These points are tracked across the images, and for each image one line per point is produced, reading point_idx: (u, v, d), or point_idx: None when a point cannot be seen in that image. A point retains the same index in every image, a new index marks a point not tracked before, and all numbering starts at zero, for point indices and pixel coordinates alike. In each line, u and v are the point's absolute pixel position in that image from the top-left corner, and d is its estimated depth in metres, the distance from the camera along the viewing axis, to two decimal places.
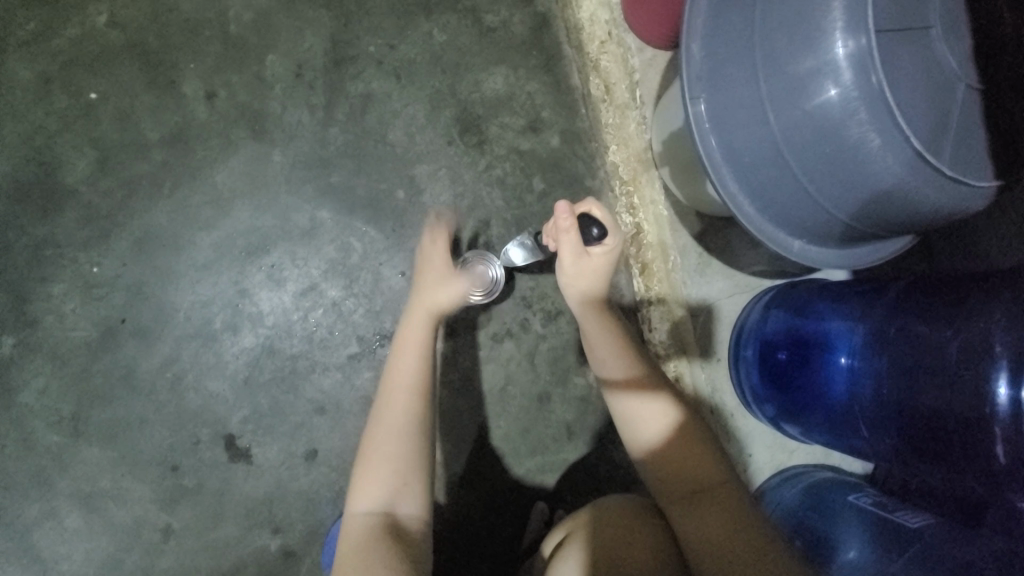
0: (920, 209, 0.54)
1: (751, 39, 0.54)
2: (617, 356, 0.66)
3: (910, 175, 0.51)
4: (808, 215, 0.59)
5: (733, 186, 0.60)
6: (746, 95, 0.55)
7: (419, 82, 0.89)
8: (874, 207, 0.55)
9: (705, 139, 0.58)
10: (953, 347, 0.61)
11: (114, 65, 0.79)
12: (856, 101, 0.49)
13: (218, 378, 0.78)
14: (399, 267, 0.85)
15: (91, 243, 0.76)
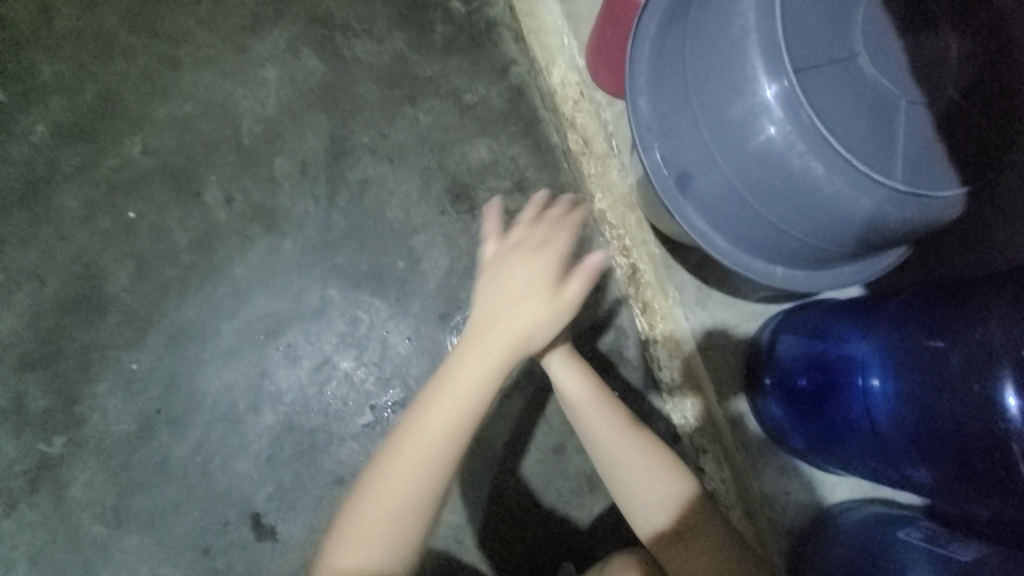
0: (887, 224, 0.54)
1: (688, 91, 0.58)
2: (592, 408, 0.71)
3: (863, 197, 0.52)
4: (779, 243, 0.60)
5: (700, 224, 0.62)
6: (693, 141, 0.59)
7: (410, 162, 0.98)
8: (839, 228, 0.55)
9: (664, 184, 0.62)
10: (955, 357, 0.60)
11: (149, 186, 0.92)
12: (793, 135, 0.51)
13: (243, 458, 0.83)
14: (406, 333, 0.90)
15: (130, 342, 0.85)
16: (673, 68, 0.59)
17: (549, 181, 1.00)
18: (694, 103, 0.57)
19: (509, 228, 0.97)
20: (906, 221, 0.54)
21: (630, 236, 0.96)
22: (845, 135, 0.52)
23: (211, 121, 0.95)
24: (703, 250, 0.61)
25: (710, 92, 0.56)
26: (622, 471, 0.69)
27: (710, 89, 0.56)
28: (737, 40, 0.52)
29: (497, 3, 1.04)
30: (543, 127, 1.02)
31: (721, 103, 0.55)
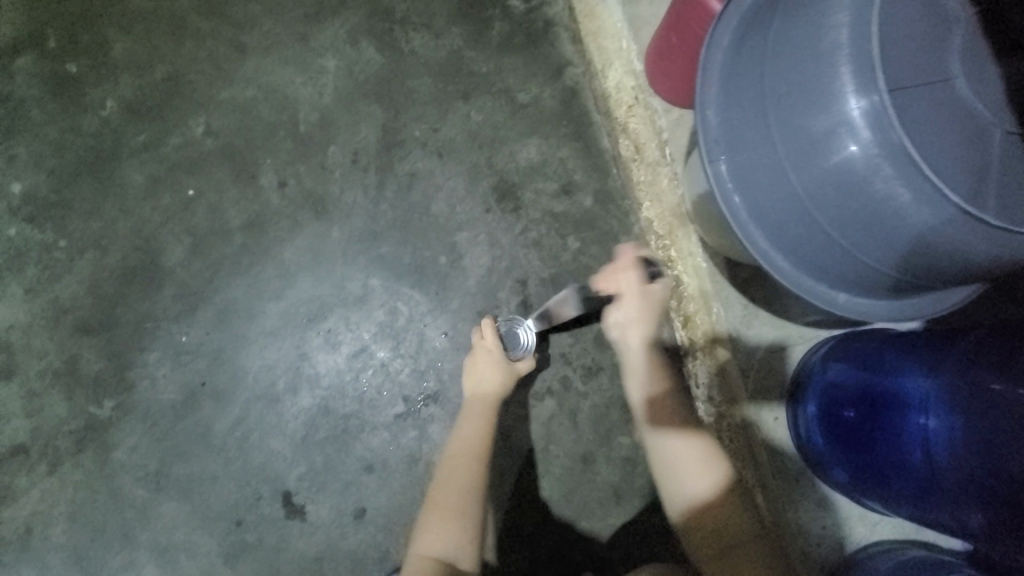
0: (971, 259, 0.51)
1: (765, 104, 0.56)
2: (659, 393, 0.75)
3: (950, 229, 0.49)
4: (847, 269, 0.58)
5: (763, 243, 0.61)
6: (765, 157, 0.57)
7: (459, 158, 0.98)
8: (917, 259, 0.53)
9: (729, 200, 0.60)
10: None
11: (208, 166, 0.95)
12: (879, 158, 0.49)
13: (279, 437, 0.85)
14: (443, 328, 0.90)
15: (181, 315, 0.88)
16: (750, 80, 0.57)
17: (596, 185, 0.99)
18: (770, 118, 0.55)
19: (553, 231, 0.96)
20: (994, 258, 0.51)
21: (676, 247, 0.94)
22: (934, 161, 0.49)
23: (270, 106, 0.97)
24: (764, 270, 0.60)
25: (789, 107, 0.53)
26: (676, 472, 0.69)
27: (789, 104, 0.53)
28: (826, 54, 0.50)
29: (557, 3, 1.03)
30: (594, 131, 1.01)
31: (801, 119, 0.53)
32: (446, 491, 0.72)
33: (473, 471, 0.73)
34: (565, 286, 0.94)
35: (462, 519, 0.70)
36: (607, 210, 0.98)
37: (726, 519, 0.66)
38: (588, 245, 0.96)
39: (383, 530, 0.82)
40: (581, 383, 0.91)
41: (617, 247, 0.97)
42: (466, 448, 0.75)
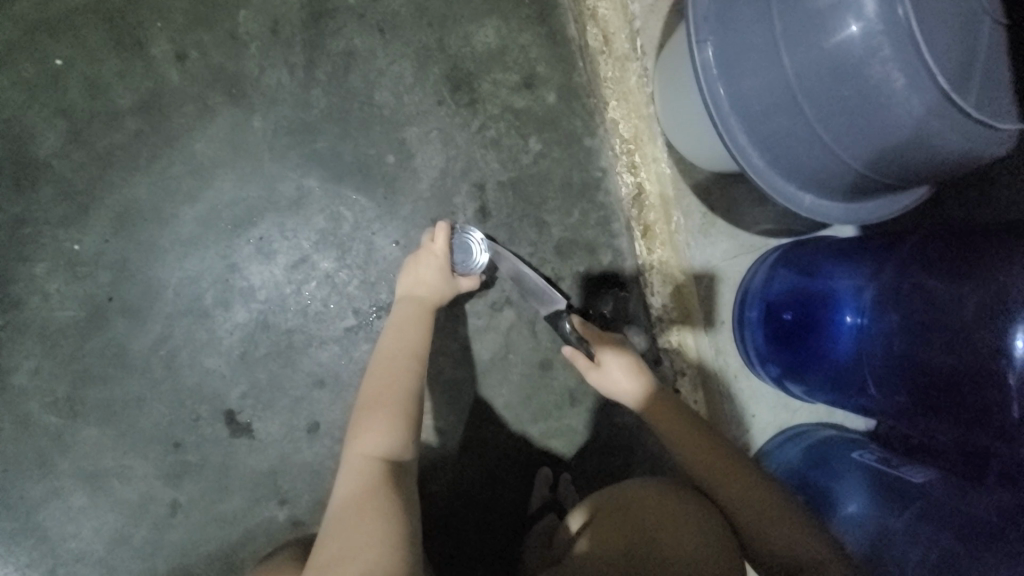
0: (942, 155, 0.51)
1: None
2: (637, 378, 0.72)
3: (932, 118, 0.48)
4: (821, 167, 0.56)
5: (741, 138, 0.57)
6: (758, 35, 0.52)
7: (404, 37, 0.84)
8: (892, 154, 0.52)
9: (713, 88, 0.55)
10: (967, 305, 0.63)
11: (76, 27, 0.74)
12: (879, 35, 0.47)
13: (214, 355, 0.77)
14: (393, 236, 0.82)
15: (69, 219, 0.73)
16: None
17: (560, 79, 0.89)
18: None
19: (512, 130, 0.88)
20: (960, 154, 0.52)
21: (640, 152, 0.89)
22: (930, 39, 0.46)
23: None
24: (742, 166, 0.57)
25: None
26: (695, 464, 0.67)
27: None
28: None
29: None
30: (560, 14, 0.89)
31: None
32: (380, 389, 0.63)
33: (407, 372, 0.65)
34: (525, 191, 0.88)
35: (399, 418, 0.61)
36: (571, 108, 0.90)
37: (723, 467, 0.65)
38: (549, 147, 0.89)
39: (340, 443, 0.80)
40: None
41: (580, 151, 0.90)
42: (397, 349, 0.67)
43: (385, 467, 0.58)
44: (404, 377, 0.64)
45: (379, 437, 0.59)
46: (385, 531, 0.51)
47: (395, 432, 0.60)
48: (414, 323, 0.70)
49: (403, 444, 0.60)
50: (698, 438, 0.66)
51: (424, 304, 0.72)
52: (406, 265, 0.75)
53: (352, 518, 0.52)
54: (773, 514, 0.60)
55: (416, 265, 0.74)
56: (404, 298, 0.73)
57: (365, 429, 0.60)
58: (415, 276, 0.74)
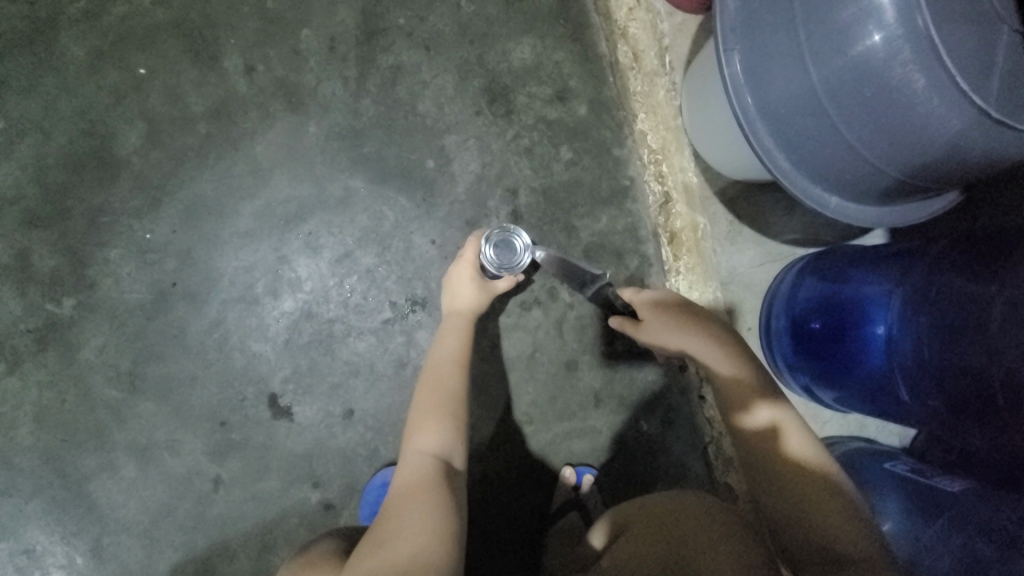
0: (966, 155, 0.53)
1: None
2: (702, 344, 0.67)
3: (956, 119, 0.50)
4: (846, 168, 0.59)
5: (767, 141, 0.60)
6: (782, 45, 0.56)
7: (447, 53, 0.90)
8: (917, 155, 0.54)
9: (740, 95, 0.59)
10: (996, 306, 0.60)
11: (160, 42, 0.83)
12: (899, 41, 0.50)
13: (261, 339, 0.82)
14: (430, 235, 0.87)
15: (143, 211, 0.81)
16: None
17: (591, 93, 0.94)
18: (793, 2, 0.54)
19: (545, 139, 0.93)
20: (986, 154, 0.53)
21: (668, 162, 0.92)
22: (950, 45, 0.49)
23: None
24: (768, 168, 0.60)
25: None
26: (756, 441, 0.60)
27: None
28: None
29: None
30: (592, 34, 0.94)
31: (826, 4, 0.52)
32: (432, 393, 0.67)
33: (455, 374, 0.69)
34: (555, 197, 0.92)
35: (453, 418, 0.65)
36: (601, 120, 0.94)
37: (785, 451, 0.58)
38: (580, 156, 0.93)
39: (372, 430, 0.83)
40: (568, 295, 0.93)
41: (609, 160, 0.94)
42: (445, 359, 0.71)
43: (438, 464, 0.61)
44: (454, 379, 0.68)
45: (433, 436, 0.63)
46: (436, 523, 0.52)
47: (451, 433, 0.64)
48: (458, 329, 0.74)
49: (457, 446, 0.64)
50: (750, 411, 0.61)
51: (468, 311, 0.77)
52: (449, 275, 0.80)
53: (407, 507, 0.54)
54: (817, 507, 0.53)
55: (456, 272, 0.78)
56: (448, 304, 0.78)
57: (423, 429, 0.64)
58: (457, 283, 0.78)
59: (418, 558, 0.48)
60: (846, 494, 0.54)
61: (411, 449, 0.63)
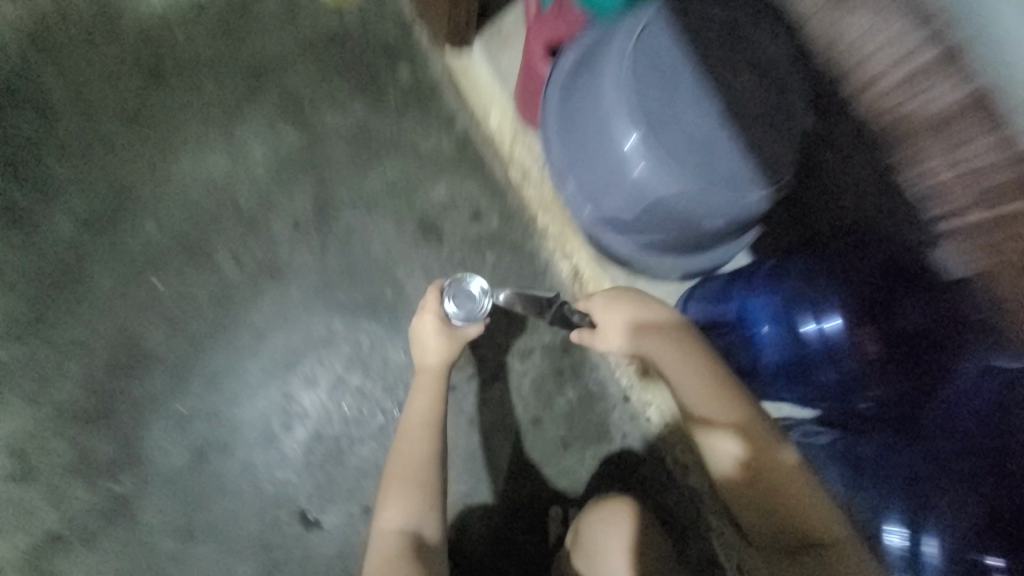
0: (719, 221, 0.85)
1: (587, 154, 0.88)
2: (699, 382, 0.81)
3: (698, 211, 0.83)
4: (664, 240, 0.94)
5: (613, 236, 0.96)
6: (595, 185, 0.90)
7: (383, 207, 1.19)
8: (693, 228, 0.88)
9: (586, 216, 0.96)
10: (838, 296, 0.84)
11: (166, 257, 1.09)
12: (650, 179, 0.82)
13: (284, 467, 1.02)
14: (401, 347, 1.10)
15: (173, 389, 1.03)
16: (576, 138, 0.90)
17: (499, 207, 1.23)
18: (592, 162, 0.88)
19: (472, 250, 1.19)
20: (732, 217, 0.85)
21: (568, 243, 1.17)
22: (678, 175, 0.80)
23: (212, 198, 1.13)
24: (617, 255, 0.96)
25: (599, 153, 0.86)
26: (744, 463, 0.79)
27: (599, 152, 0.86)
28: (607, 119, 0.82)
29: (437, 74, 1.28)
30: (488, 165, 1.25)
31: (608, 160, 0.85)
32: (399, 474, 0.86)
33: (420, 450, 0.87)
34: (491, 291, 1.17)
35: (413, 495, 0.84)
36: (511, 226, 1.22)
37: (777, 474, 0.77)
38: (502, 256, 1.20)
39: None
40: (520, 364, 1.15)
41: (525, 253, 1.21)
42: (413, 429, 0.90)
43: (402, 536, 0.82)
44: (416, 457, 0.87)
45: (397, 514, 0.83)
46: None
47: (413, 509, 0.84)
48: (423, 401, 0.91)
49: (419, 516, 0.84)
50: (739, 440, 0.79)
51: (436, 378, 0.92)
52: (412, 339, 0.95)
53: None
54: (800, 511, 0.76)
55: (421, 330, 0.93)
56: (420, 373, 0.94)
57: (388, 509, 0.84)
58: (423, 352, 0.94)
59: None
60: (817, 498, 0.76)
61: (381, 525, 0.84)
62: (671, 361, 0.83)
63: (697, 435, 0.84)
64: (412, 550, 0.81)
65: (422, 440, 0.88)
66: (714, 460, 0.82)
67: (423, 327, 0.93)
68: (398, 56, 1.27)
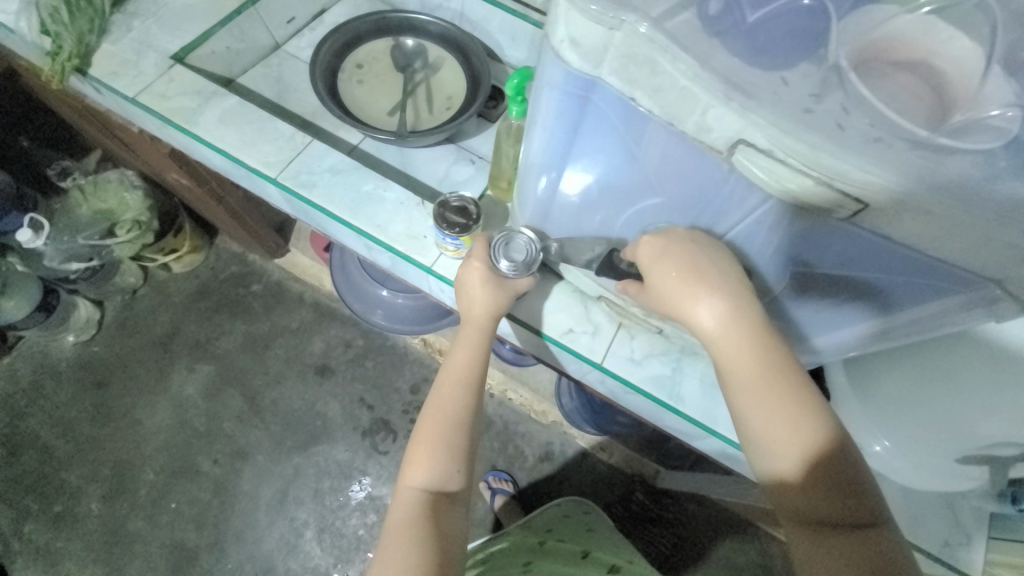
0: (440, 313, 1.54)
1: (360, 290, 1.56)
2: (799, 390, 0.60)
3: (422, 303, 1.52)
4: (422, 326, 1.56)
5: (391, 323, 1.57)
6: (370, 299, 1.56)
7: (289, 373, 1.78)
8: (429, 314, 1.54)
9: (373, 315, 1.57)
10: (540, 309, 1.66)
11: (168, 485, 1.62)
12: (390, 291, 1.53)
13: (310, 558, 1.58)
14: (343, 448, 1.70)
15: (218, 557, 1.56)
16: (351, 284, 1.56)
17: (359, 330, 1.84)
18: (363, 291, 1.55)
19: (356, 366, 1.80)
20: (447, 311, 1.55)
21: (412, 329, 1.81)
22: (401, 291, 1.52)
23: (177, 433, 1.67)
24: (396, 330, 1.54)
25: (365, 288, 1.55)
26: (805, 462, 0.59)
27: (365, 287, 1.55)
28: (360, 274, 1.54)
29: (277, 275, 1.90)
30: (338, 310, 1.86)
31: (369, 290, 1.55)
32: (429, 435, 0.76)
33: (454, 429, 0.77)
34: (380, 383, 1.78)
35: (438, 461, 0.75)
36: (372, 337, 1.84)
37: (839, 478, 0.58)
38: (376, 358, 1.81)
39: None
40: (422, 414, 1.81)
41: (390, 347, 1.83)
42: (449, 383, 0.79)
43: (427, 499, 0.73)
44: (451, 434, 0.76)
45: (420, 474, 0.75)
46: (415, 559, 0.68)
47: (433, 473, 0.75)
48: (465, 350, 0.80)
49: (436, 487, 0.74)
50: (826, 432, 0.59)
51: (480, 349, 0.80)
52: (459, 287, 0.80)
53: (392, 540, 0.70)
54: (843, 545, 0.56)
55: (472, 280, 0.77)
56: (466, 339, 0.80)
57: (416, 468, 0.75)
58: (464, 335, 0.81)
59: (412, 507, 0.73)
60: (888, 549, 0.56)
61: (414, 487, 0.74)
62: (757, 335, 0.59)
63: (762, 421, 0.60)
64: (433, 519, 0.72)
65: (461, 393, 0.78)
66: (742, 425, 0.62)
67: (472, 263, 0.78)
68: (246, 278, 1.88)
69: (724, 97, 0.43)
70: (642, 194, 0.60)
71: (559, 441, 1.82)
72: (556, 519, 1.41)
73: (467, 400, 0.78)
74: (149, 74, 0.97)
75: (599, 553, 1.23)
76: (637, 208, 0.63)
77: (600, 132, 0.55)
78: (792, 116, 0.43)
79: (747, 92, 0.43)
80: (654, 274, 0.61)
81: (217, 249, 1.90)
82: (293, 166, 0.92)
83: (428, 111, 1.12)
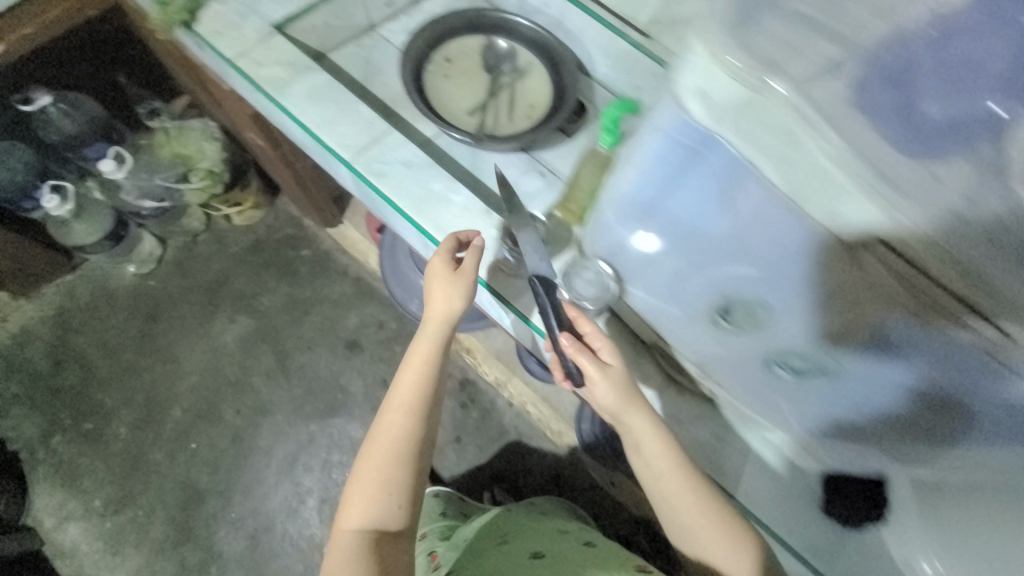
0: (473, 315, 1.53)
1: (403, 278, 1.57)
2: (684, 464, 0.75)
3: None
4: None
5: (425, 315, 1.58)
6: (410, 289, 1.57)
7: (320, 342, 1.81)
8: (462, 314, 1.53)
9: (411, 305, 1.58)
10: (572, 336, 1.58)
11: (192, 425, 1.69)
12: None
13: (307, 526, 1.61)
14: (359, 426, 1.72)
15: (223, 504, 1.62)
16: (394, 271, 1.57)
17: (394, 314, 1.85)
18: (405, 280, 1.57)
19: (386, 347, 1.81)
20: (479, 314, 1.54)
21: None
22: None
23: (207, 379, 1.74)
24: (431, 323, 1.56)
25: (409, 277, 1.56)
26: (696, 528, 0.77)
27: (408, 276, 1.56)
28: (405, 262, 1.55)
29: (327, 245, 1.93)
30: (379, 290, 1.88)
31: (412, 279, 1.56)
32: (374, 468, 0.84)
33: (397, 460, 0.85)
34: None
35: (381, 494, 0.84)
36: (406, 323, 1.84)
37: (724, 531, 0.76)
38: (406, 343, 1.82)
39: None
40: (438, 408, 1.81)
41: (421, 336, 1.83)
42: (392, 414, 0.86)
43: (368, 532, 0.83)
44: (395, 465, 0.84)
45: (362, 504, 0.84)
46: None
47: (374, 502, 0.84)
48: (413, 378, 0.86)
49: (377, 514, 0.84)
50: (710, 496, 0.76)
51: (427, 381, 0.87)
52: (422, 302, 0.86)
53: (335, 569, 0.79)
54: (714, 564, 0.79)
55: (440, 298, 0.83)
56: (413, 370, 0.86)
57: (360, 501, 0.84)
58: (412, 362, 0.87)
59: (354, 543, 0.81)
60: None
61: (355, 521, 0.83)
62: (655, 427, 0.75)
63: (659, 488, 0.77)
64: (374, 553, 0.81)
65: (409, 421, 0.85)
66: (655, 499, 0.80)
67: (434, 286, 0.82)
68: (298, 243, 1.93)
69: (867, 185, 0.44)
70: (719, 263, 0.60)
71: (570, 465, 1.78)
72: (539, 497, 1.41)
73: (414, 432, 0.86)
74: (249, 39, 0.99)
75: (583, 530, 1.20)
76: (716, 273, 0.61)
77: (692, 189, 0.56)
78: (917, 210, 0.43)
79: (887, 177, 0.43)
80: (591, 385, 0.72)
81: (275, 209, 1.95)
82: (368, 153, 0.92)
83: (507, 118, 1.10)
